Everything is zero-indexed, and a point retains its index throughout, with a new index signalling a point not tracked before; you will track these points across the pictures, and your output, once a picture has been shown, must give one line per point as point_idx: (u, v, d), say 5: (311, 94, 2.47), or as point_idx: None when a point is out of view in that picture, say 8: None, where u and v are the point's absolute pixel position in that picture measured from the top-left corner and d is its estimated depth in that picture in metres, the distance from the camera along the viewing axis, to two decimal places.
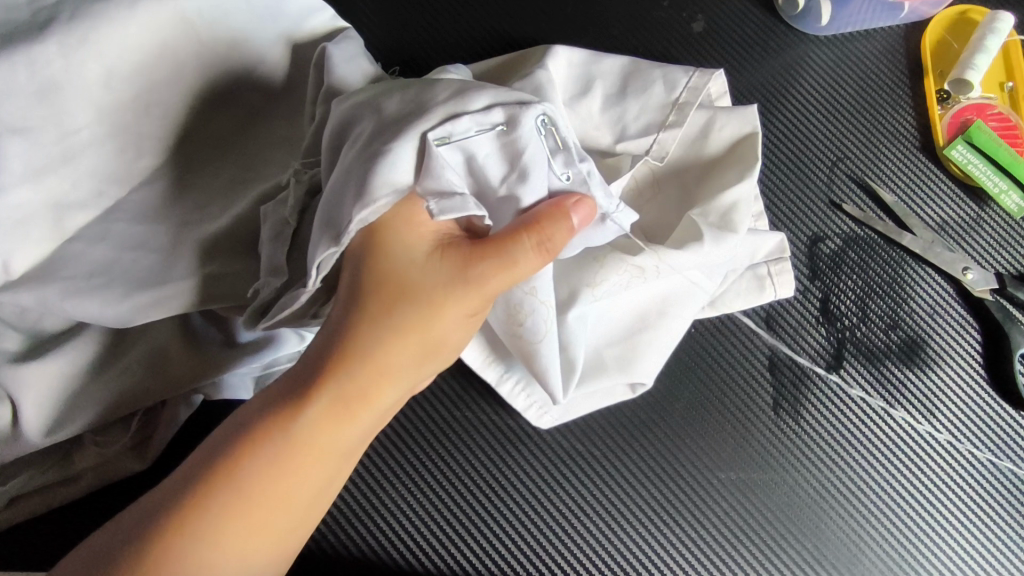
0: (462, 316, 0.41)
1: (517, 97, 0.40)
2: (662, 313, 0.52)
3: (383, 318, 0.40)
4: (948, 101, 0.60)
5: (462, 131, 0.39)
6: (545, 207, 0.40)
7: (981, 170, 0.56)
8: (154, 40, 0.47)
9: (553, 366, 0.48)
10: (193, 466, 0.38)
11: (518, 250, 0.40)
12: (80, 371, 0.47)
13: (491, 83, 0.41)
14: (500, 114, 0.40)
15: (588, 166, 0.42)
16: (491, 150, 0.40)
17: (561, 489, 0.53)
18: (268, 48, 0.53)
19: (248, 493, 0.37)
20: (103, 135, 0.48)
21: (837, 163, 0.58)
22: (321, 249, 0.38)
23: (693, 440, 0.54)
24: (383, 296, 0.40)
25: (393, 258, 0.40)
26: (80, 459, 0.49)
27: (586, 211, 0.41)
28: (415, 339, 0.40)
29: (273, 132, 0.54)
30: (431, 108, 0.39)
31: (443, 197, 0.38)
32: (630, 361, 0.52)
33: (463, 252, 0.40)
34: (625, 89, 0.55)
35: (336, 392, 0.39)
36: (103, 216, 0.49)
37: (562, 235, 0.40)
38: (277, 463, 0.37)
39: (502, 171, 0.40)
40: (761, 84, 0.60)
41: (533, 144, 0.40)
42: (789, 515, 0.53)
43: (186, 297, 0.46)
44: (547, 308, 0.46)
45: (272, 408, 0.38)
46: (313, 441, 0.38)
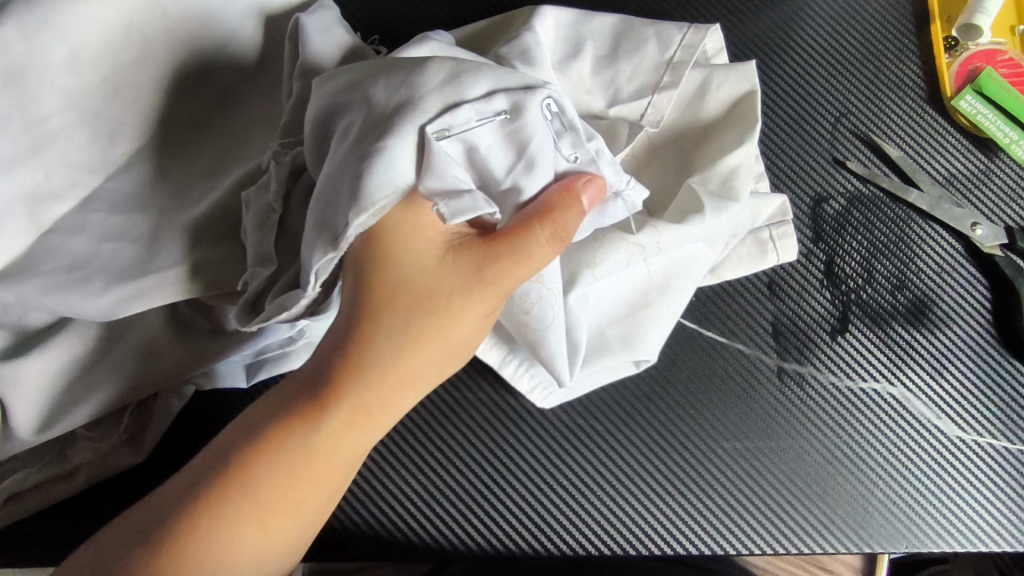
0: (479, 317, 0.40)
1: (520, 82, 0.39)
2: (664, 287, 0.50)
3: (396, 326, 0.38)
4: (957, 49, 0.57)
5: (462, 122, 0.37)
6: (555, 192, 0.39)
7: (990, 120, 0.54)
8: (118, 19, 0.45)
9: (560, 351, 0.46)
10: (201, 467, 0.38)
11: (532, 244, 0.38)
12: (68, 366, 0.47)
13: (488, 64, 0.40)
14: (503, 101, 0.38)
15: (595, 145, 0.41)
16: (494, 140, 0.39)
17: (565, 466, 0.53)
18: (241, 23, 0.51)
19: (261, 499, 0.37)
20: (73, 122, 0.46)
21: (841, 118, 0.56)
22: (316, 257, 0.36)
23: (695, 410, 0.53)
24: (397, 305, 0.38)
25: (401, 268, 0.38)
26: (73, 456, 0.48)
27: (596, 190, 0.40)
28: (431, 345, 0.39)
29: (251, 111, 0.52)
30: (424, 91, 0.38)
31: (452, 197, 0.36)
32: (633, 339, 0.50)
33: (476, 251, 0.39)
34: (616, 49, 0.53)
35: (347, 400, 0.38)
36: (80, 207, 0.47)
37: (574, 219, 0.39)
38: (291, 471, 0.38)
39: (507, 160, 0.39)
40: (758, 38, 0.57)
41: (539, 132, 0.39)
42: (798, 481, 0.52)
43: (168, 289, 0.44)
44: (554, 294, 0.46)
45: (281, 415, 0.38)
46: (328, 450, 0.38)
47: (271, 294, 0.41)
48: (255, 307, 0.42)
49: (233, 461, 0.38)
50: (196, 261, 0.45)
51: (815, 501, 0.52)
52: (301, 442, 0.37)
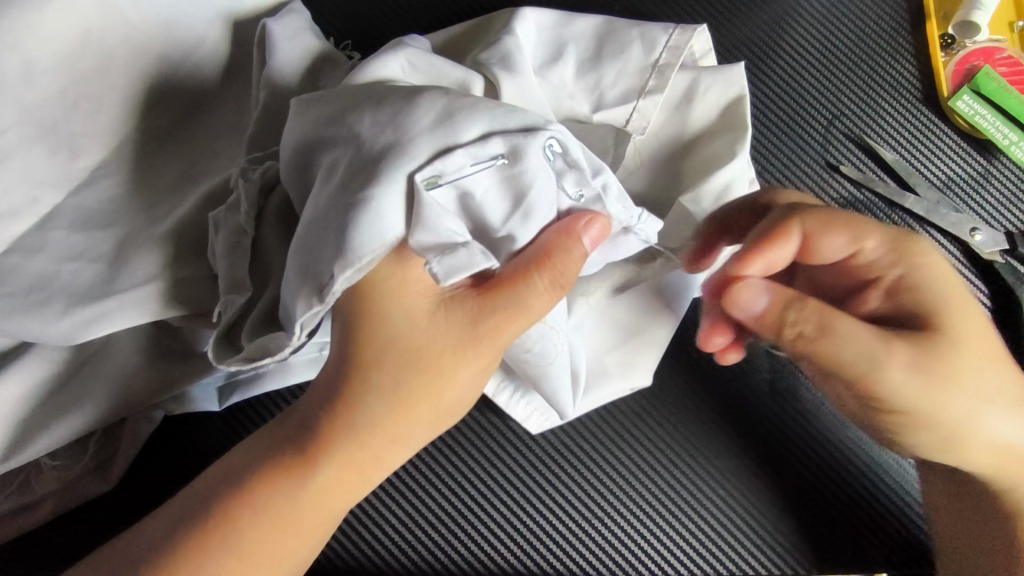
0: (474, 372, 0.38)
1: (519, 122, 0.36)
2: (655, 312, 0.49)
3: (388, 385, 0.37)
4: (954, 47, 0.54)
5: (454, 169, 0.34)
6: (553, 237, 0.36)
7: (988, 122, 0.53)
8: (75, 27, 0.44)
9: (560, 391, 0.44)
10: (184, 506, 0.37)
11: (530, 292, 0.36)
12: (31, 391, 0.44)
13: (485, 102, 0.37)
14: (500, 144, 0.35)
15: (602, 180, 0.38)
16: (491, 186, 0.35)
17: (551, 487, 0.51)
18: (207, 29, 0.48)
19: (244, 553, 0.36)
20: (31, 136, 0.44)
21: (834, 121, 0.54)
22: (301, 310, 0.34)
23: (689, 430, 0.51)
24: (389, 364, 0.37)
25: (391, 324, 0.36)
26: (40, 485, 0.46)
27: (599, 230, 0.37)
28: (422, 407, 0.37)
29: (221, 121, 0.50)
30: (416, 132, 0.35)
31: (445, 252, 0.33)
32: (630, 363, 0.49)
33: (469, 306, 0.37)
34: (600, 53, 0.51)
35: (336, 456, 0.37)
36: (39, 224, 0.44)
37: (575, 264, 0.36)
38: (277, 520, 0.37)
39: (503, 209, 0.36)
40: (747, 38, 0.55)
41: (540, 177, 0.36)
42: (803, 511, 0.50)
43: (131, 311, 0.42)
44: (557, 333, 0.42)
45: (268, 461, 0.37)
46: (315, 499, 0.37)
47: (247, 334, 0.38)
48: (233, 340, 0.39)
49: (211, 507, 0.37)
50: (163, 282, 0.43)
51: (820, 530, 0.50)
52: (288, 497, 0.36)
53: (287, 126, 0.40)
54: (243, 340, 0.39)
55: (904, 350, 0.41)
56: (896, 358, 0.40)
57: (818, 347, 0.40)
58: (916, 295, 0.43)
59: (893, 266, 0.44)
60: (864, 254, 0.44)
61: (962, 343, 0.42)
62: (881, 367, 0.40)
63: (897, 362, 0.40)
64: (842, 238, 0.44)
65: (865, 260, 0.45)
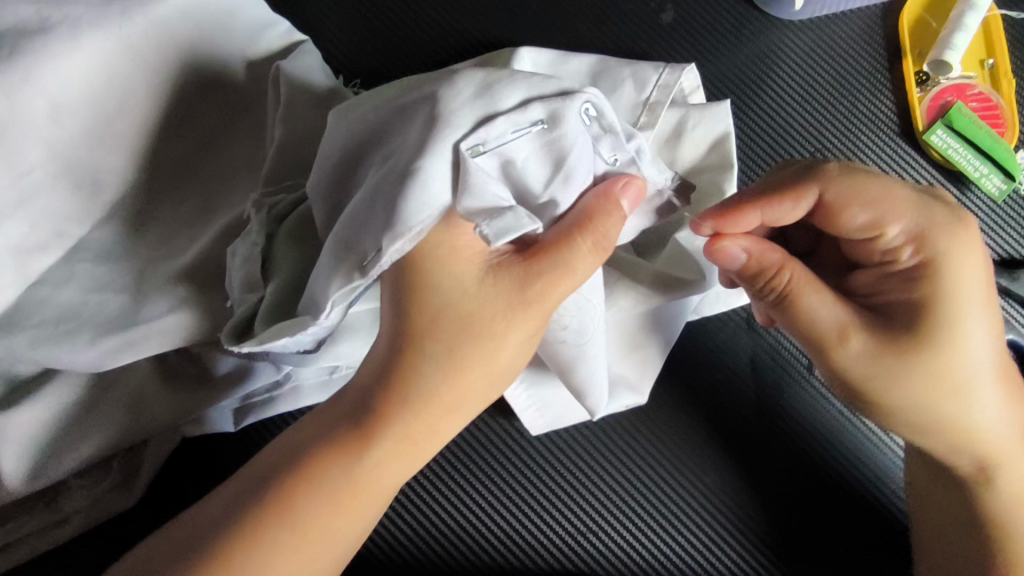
0: (525, 337, 0.40)
1: (555, 88, 0.38)
2: (655, 331, 0.52)
3: (441, 352, 0.39)
4: (929, 83, 0.58)
5: (497, 137, 0.36)
6: (594, 201, 0.38)
7: (960, 155, 0.56)
8: (101, 71, 0.46)
9: (594, 371, 0.45)
10: (229, 494, 0.39)
11: (574, 253, 0.38)
12: (59, 414, 0.47)
13: (522, 72, 0.39)
14: (540, 110, 0.37)
15: (636, 144, 0.41)
16: (531, 153, 0.38)
17: (549, 501, 0.53)
18: (224, 67, 0.51)
19: (303, 525, 0.38)
20: (57, 172, 0.46)
21: (815, 154, 0.57)
22: (336, 287, 0.35)
23: (685, 433, 0.54)
24: (441, 333, 0.39)
25: (441, 294, 0.38)
26: (67, 502, 0.49)
27: (635, 192, 0.39)
28: (474, 371, 0.39)
29: (236, 156, 0.52)
30: (457, 105, 0.37)
31: (494, 216, 0.35)
32: (633, 376, 0.52)
33: (517, 270, 0.38)
34: (594, 90, 0.54)
35: (393, 428, 0.39)
36: (67, 257, 0.47)
37: (617, 225, 0.39)
38: (338, 495, 0.38)
39: (545, 173, 0.38)
40: (734, 75, 0.58)
41: (578, 141, 0.38)
42: (800, 508, 0.53)
43: (155, 340, 0.44)
44: (593, 305, 0.44)
45: (325, 441, 0.39)
46: (374, 473, 0.39)
47: (264, 322, 0.40)
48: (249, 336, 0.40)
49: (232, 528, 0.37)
50: (185, 312, 0.45)
51: (819, 522, 0.53)
52: (351, 470, 0.38)
53: (326, 136, 0.41)
54: (261, 328, 0.40)
55: (867, 335, 0.43)
56: (851, 342, 0.43)
57: (787, 314, 0.44)
58: (927, 284, 0.43)
59: (913, 254, 0.43)
60: (886, 231, 0.43)
61: (946, 337, 0.43)
62: (835, 341, 0.43)
63: (847, 344, 0.43)
64: (866, 214, 0.43)
65: (886, 240, 0.44)
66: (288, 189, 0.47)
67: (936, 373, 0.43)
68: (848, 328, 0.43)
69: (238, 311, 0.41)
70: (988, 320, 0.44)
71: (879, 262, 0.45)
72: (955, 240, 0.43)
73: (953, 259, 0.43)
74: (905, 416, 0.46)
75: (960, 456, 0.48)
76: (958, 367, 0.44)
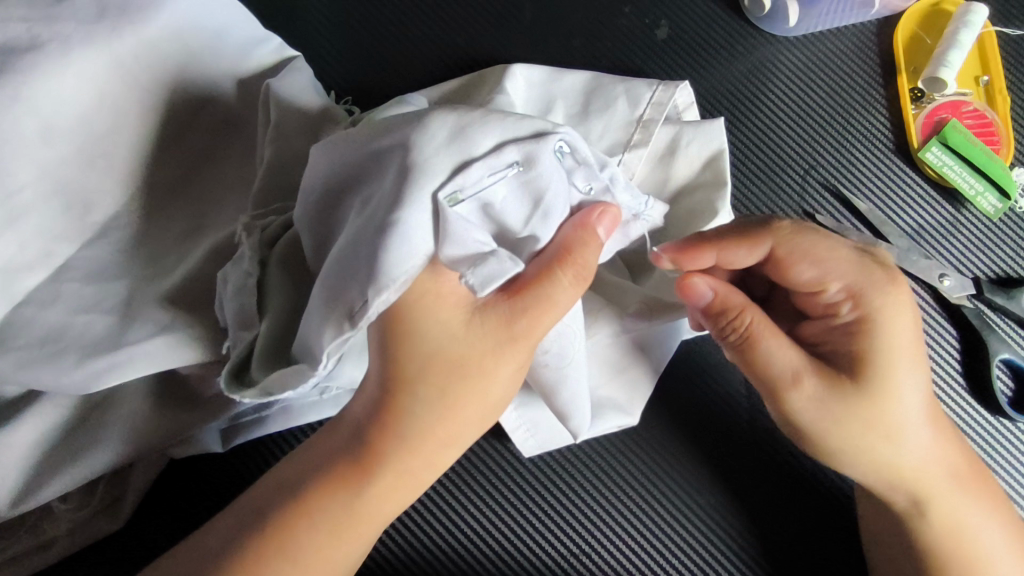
0: (513, 372, 0.40)
1: (529, 128, 0.38)
2: (643, 353, 0.51)
3: (432, 394, 0.39)
4: (923, 100, 0.58)
5: (473, 183, 0.36)
6: (571, 233, 0.38)
7: (956, 172, 0.55)
8: (92, 90, 0.46)
9: (576, 398, 0.45)
10: (228, 527, 0.40)
11: (556, 287, 0.38)
12: (45, 435, 0.47)
13: (493, 112, 0.38)
14: (515, 152, 0.37)
15: (609, 172, 0.41)
16: (509, 193, 0.37)
17: (546, 522, 0.53)
18: (214, 85, 0.50)
19: (303, 558, 0.39)
20: (46, 191, 0.46)
21: (810, 171, 0.57)
22: (328, 338, 0.35)
23: (676, 454, 0.54)
24: (430, 377, 0.39)
25: (432, 337, 0.38)
26: (50, 526, 0.48)
27: (610, 220, 0.40)
28: (467, 408, 0.39)
29: (226, 173, 0.51)
30: (431, 151, 0.36)
31: (477, 264, 0.35)
32: (623, 398, 0.52)
33: (500, 312, 0.38)
34: (588, 107, 0.53)
35: (389, 466, 0.39)
36: (53, 276, 0.46)
37: (594, 254, 0.39)
38: (338, 527, 0.39)
39: (523, 213, 0.38)
40: (728, 92, 0.58)
41: (554, 179, 0.38)
42: (792, 533, 0.52)
43: (141, 362, 0.43)
44: (574, 332, 0.43)
45: (322, 474, 0.39)
46: (371, 505, 0.39)
47: (255, 365, 0.39)
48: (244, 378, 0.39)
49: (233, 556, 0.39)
50: (173, 334, 0.44)
51: (812, 547, 0.52)
52: (351, 503, 0.39)
53: (308, 169, 0.41)
54: (253, 372, 0.39)
55: (816, 382, 0.43)
56: (800, 387, 0.44)
57: (745, 354, 0.44)
58: (861, 340, 0.44)
59: (851, 309, 0.44)
60: (828, 287, 0.45)
61: (881, 386, 0.43)
62: (788, 386, 0.44)
63: (800, 389, 0.44)
64: (812, 270, 0.45)
65: (827, 296, 0.45)
66: (277, 211, 0.47)
67: (872, 419, 0.44)
68: (802, 376, 0.43)
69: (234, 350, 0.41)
70: (921, 372, 0.45)
71: (822, 317, 0.46)
72: (890, 299, 0.44)
73: (888, 316, 0.44)
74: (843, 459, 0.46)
75: (894, 495, 0.47)
76: (893, 416, 0.44)
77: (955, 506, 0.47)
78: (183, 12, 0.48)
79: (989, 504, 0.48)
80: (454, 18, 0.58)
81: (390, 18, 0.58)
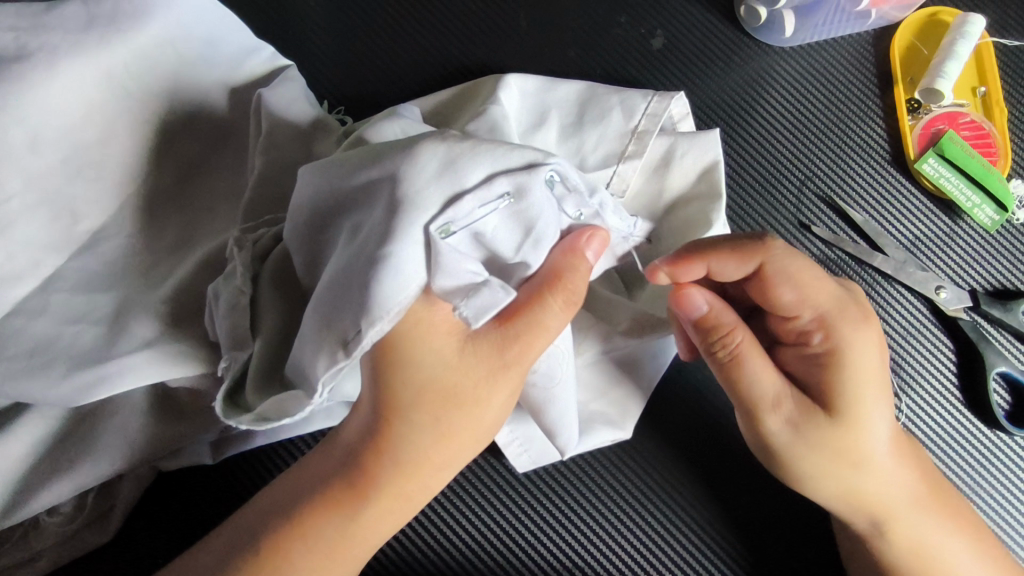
0: (506, 398, 0.39)
1: (520, 158, 0.37)
2: (634, 369, 0.52)
3: (426, 420, 0.38)
4: (920, 111, 0.57)
5: (465, 217, 0.36)
6: (560, 258, 0.38)
7: (953, 184, 0.55)
8: (82, 100, 0.46)
9: (562, 416, 0.44)
10: (222, 546, 0.40)
11: (546, 312, 0.38)
12: (32, 447, 0.46)
13: (484, 143, 0.37)
14: (506, 184, 0.36)
15: (599, 199, 0.41)
16: (500, 223, 0.37)
17: (543, 536, 0.52)
18: (206, 94, 0.50)
19: None
20: (35, 202, 0.46)
21: (807, 182, 0.56)
22: (323, 368, 0.35)
23: (672, 470, 0.53)
24: (423, 403, 0.38)
25: (425, 366, 0.38)
26: (37, 540, 0.48)
27: (599, 243, 0.40)
28: (462, 434, 0.39)
29: (217, 182, 0.51)
30: (422, 184, 0.36)
31: (470, 295, 0.35)
32: (615, 413, 0.52)
33: (491, 339, 0.38)
34: (582, 118, 0.53)
35: (382, 489, 0.39)
36: (42, 287, 0.46)
37: (583, 280, 0.39)
38: (326, 549, 0.39)
39: (514, 240, 0.38)
40: (724, 101, 0.57)
41: (545, 210, 0.37)
42: (787, 551, 0.52)
43: (128, 375, 0.43)
44: (561, 351, 0.43)
45: (314, 495, 0.39)
46: (363, 525, 0.39)
47: (252, 390, 0.39)
48: (239, 401, 0.40)
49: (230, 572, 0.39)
50: (162, 346, 0.44)
51: (807, 565, 0.52)
52: (343, 524, 0.39)
53: (298, 187, 0.41)
54: (251, 399, 0.39)
55: (794, 407, 0.43)
56: (781, 412, 0.43)
57: (731, 372, 0.44)
58: (833, 370, 0.43)
59: (823, 339, 0.44)
60: (801, 314, 0.44)
61: (853, 415, 0.43)
62: (766, 410, 0.44)
63: (778, 413, 0.43)
64: (792, 294, 0.44)
65: (799, 323, 0.45)
66: (268, 223, 0.46)
67: (837, 445, 0.43)
68: (782, 399, 0.43)
69: (226, 377, 0.40)
70: (888, 403, 0.44)
71: (794, 343, 0.46)
72: (858, 332, 0.44)
73: (857, 348, 0.43)
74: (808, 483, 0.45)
75: (856, 517, 0.47)
76: (859, 445, 0.44)
77: (917, 527, 0.47)
78: (175, 22, 0.48)
79: (959, 527, 0.47)
80: (449, 28, 0.58)
81: (384, 28, 0.58)
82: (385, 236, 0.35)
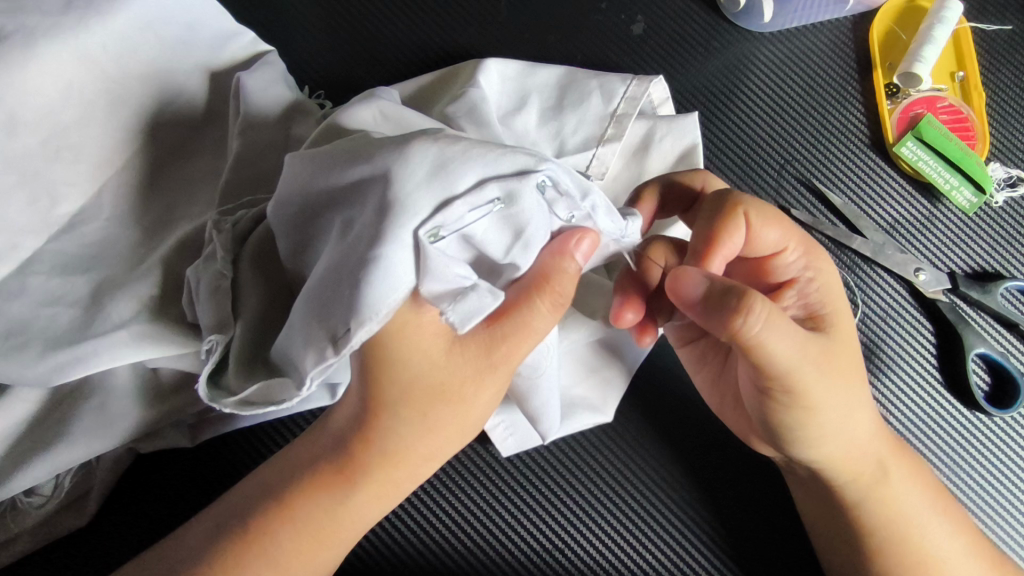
0: (493, 395, 0.39)
1: (512, 163, 0.34)
2: (617, 354, 0.53)
3: (415, 416, 0.38)
4: (899, 95, 0.57)
5: (455, 222, 0.33)
6: (547, 259, 0.37)
7: (931, 167, 0.55)
8: (58, 80, 0.46)
9: (545, 406, 0.45)
10: (208, 527, 0.40)
11: (531, 314, 0.37)
12: (8, 429, 0.46)
13: (474, 146, 0.35)
14: (496, 190, 0.34)
15: (592, 200, 0.38)
16: (490, 226, 0.35)
17: (529, 520, 0.52)
18: (185, 79, 0.50)
19: (281, 561, 0.39)
20: (14, 184, 0.46)
21: (786, 165, 0.56)
22: (312, 363, 0.34)
23: (657, 453, 0.53)
24: (408, 399, 0.38)
25: (412, 367, 0.37)
26: (16, 522, 0.48)
27: (589, 246, 0.38)
28: (451, 425, 0.39)
29: (199, 165, 0.51)
30: (412, 188, 0.33)
31: (457, 298, 0.34)
32: (597, 397, 0.52)
33: (479, 339, 0.38)
34: (562, 102, 0.53)
35: (369, 471, 0.39)
36: (20, 269, 0.46)
37: (571, 282, 0.38)
38: (308, 529, 0.39)
39: (504, 243, 0.35)
40: (704, 85, 0.58)
41: (535, 217, 0.35)
42: (769, 532, 0.52)
43: (105, 355, 0.43)
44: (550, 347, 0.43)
45: (298, 475, 0.39)
46: (341, 503, 0.39)
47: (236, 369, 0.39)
48: (221, 382, 0.39)
49: (212, 556, 0.39)
50: (140, 325, 0.44)
51: (796, 539, 0.52)
52: (325, 503, 0.39)
53: (280, 180, 0.40)
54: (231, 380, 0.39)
55: (816, 350, 0.41)
56: (807, 362, 0.41)
57: (760, 343, 0.38)
58: (822, 297, 0.45)
59: (806, 270, 0.45)
60: (784, 255, 0.45)
61: (846, 344, 0.44)
62: (796, 368, 0.40)
63: (805, 363, 0.41)
64: (778, 232, 0.44)
65: (783, 262, 0.46)
66: (246, 205, 0.46)
67: (850, 381, 0.43)
68: (807, 343, 0.41)
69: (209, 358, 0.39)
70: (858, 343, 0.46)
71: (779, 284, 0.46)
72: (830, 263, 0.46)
73: (831, 275, 0.46)
74: (821, 437, 0.43)
75: (859, 469, 0.45)
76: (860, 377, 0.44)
77: (903, 497, 0.46)
78: (155, 5, 0.49)
79: (928, 493, 0.47)
80: (429, 16, 0.58)
81: (365, 15, 0.58)
82: (362, 206, 0.35)
